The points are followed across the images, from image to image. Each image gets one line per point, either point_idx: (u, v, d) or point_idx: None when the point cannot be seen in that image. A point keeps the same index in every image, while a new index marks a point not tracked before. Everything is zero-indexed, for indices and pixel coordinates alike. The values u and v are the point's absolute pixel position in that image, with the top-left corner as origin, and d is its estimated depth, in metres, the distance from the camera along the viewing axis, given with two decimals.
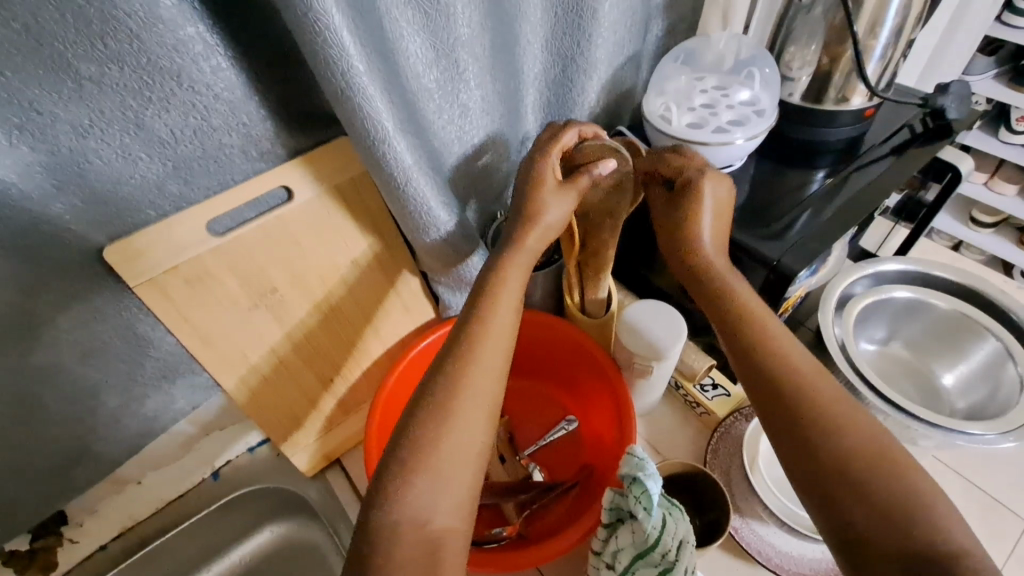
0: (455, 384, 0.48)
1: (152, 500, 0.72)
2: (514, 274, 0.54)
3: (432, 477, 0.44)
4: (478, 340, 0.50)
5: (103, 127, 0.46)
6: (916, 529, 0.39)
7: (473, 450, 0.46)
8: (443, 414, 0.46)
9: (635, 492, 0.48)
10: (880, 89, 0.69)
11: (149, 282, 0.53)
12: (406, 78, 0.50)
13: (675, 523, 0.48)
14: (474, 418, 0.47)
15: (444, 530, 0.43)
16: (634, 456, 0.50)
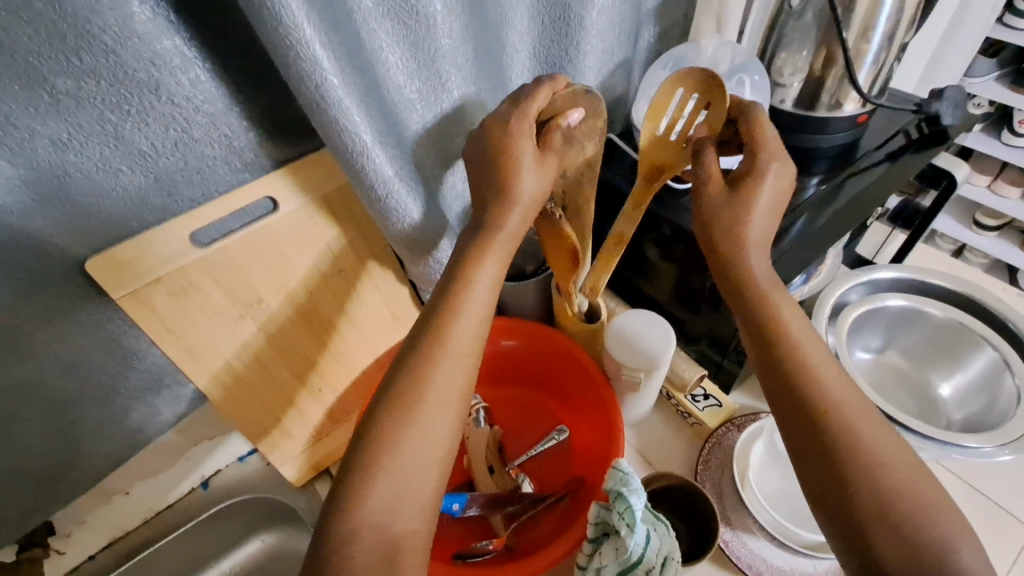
0: (430, 394, 0.47)
1: (138, 510, 0.71)
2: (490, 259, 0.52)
3: (407, 491, 0.44)
4: (452, 345, 0.49)
5: (83, 141, 0.45)
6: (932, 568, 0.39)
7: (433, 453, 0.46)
8: (427, 430, 0.46)
9: (618, 508, 0.47)
10: (874, 95, 0.68)
11: (130, 294, 0.53)
12: (387, 90, 0.50)
13: (658, 538, 0.48)
14: (440, 419, 0.47)
15: (400, 530, 0.43)
16: (619, 470, 0.49)
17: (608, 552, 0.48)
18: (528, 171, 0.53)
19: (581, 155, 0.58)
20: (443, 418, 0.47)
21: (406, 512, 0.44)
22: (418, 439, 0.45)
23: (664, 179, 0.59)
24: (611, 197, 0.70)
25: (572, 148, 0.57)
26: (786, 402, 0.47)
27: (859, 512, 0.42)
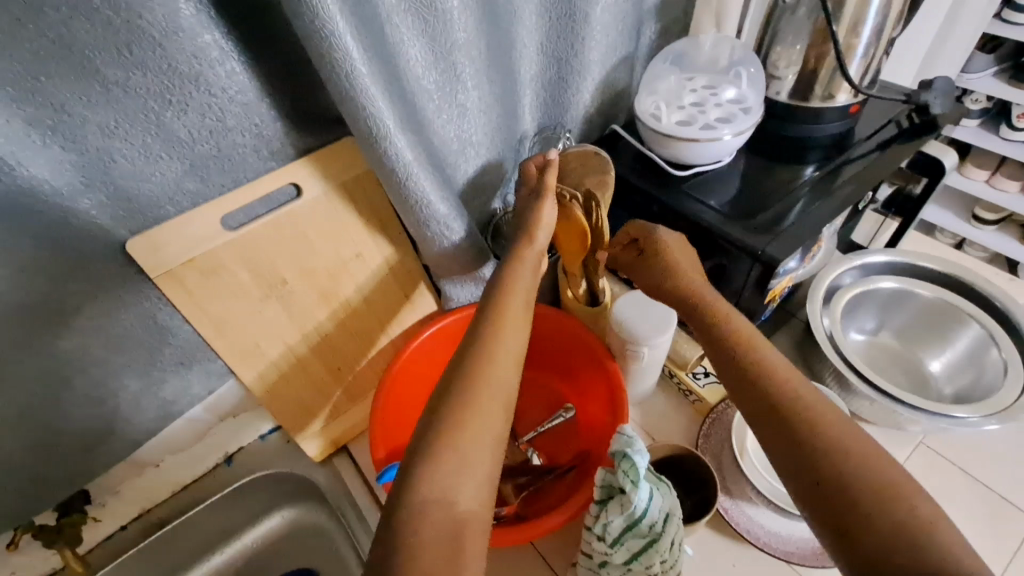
0: (481, 385, 0.50)
1: (168, 482, 0.75)
2: (527, 265, 0.59)
3: (455, 467, 0.46)
4: (496, 331, 0.54)
5: (127, 129, 0.50)
6: (912, 556, 0.40)
7: (490, 433, 0.48)
8: (477, 407, 0.49)
9: (624, 467, 0.51)
10: (865, 86, 0.72)
11: (167, 273, 0.57)
12: (407, 81, 0.54)
13: (660, 496, 0.51)
14: (495, 404, 0.50)
15: (464, 510, 0.44)
16: (624, 433, 0.52)
17: (608, 514, 0.52)
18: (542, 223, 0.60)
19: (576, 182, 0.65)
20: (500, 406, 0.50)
21: (461, 488, 0.45)
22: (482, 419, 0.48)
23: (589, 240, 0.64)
24: (616, 185, 0.73)
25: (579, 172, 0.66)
26: (769, 420, 0.50)
27: (844, 498, 0.44)
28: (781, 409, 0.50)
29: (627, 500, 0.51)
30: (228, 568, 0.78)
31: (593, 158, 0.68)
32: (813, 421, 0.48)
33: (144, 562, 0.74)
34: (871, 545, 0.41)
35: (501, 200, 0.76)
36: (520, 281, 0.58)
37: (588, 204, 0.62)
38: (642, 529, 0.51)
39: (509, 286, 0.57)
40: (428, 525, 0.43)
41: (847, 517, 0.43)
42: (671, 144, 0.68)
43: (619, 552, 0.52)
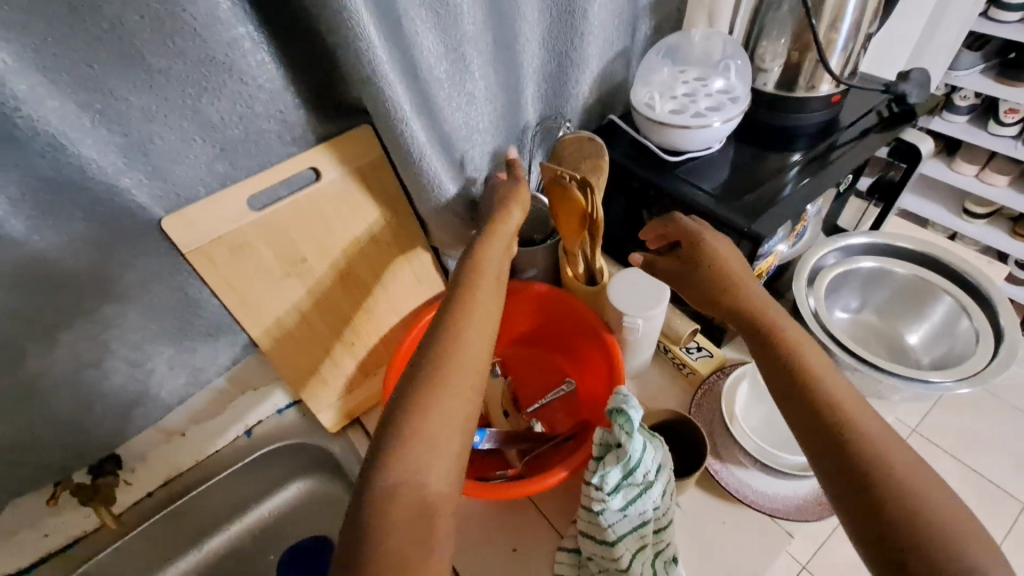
0: (450, 368, 0.53)
1: (193, 452, 0.79)
2: (496, 245, 0.64)
3: (426, 446, 0.48)
4: (463, 319, 0.57)
5: (166, 113, 0.54)
6: (946, 561, 0.41)
7: (458, 411, 0.51)
8: (444, 390, 0.51)
9: (619, 422, 0.56)
10: (845, 77, 0.76)
11: (198, 249, 0.62)
12: (421, 70, 0.58)
13: (653, 450, 0.57)
14: (463, 380, 0.53)
15: (434, 492, 0.47)
16: (620, 393, 0.58)
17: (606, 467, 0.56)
18: (515, 204, 0.68)
19: (576, 164, 0.68)
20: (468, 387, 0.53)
21: (432, 470, 0.48)
22: (448, 399, 0.51)
23: (587, 218, 0.68)
24: (614, 171, 0.78)
25: (581, 156, 0.69)
26: (806, 421, 0.51)
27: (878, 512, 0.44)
28: (821, 410, 0.50)
29: (623, 452, 0.56)
30: (249, 534, 0.83)
31: (589, 145, 0.69)
32: (852, 424, 0.49)
33: (171, 526, 0.78)
34: (911, 551, 0.42)
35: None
36: (490, 260, 0.63)
37: (583, 186, 0.65)
38: (636, 478, 0.56)
39: (478, 264, 0.62)
40: (400, 505, 0.46)
41: (882, 519, 0.44)
42: (664, 131, 0.72)
43: (616, 500, 0.56)
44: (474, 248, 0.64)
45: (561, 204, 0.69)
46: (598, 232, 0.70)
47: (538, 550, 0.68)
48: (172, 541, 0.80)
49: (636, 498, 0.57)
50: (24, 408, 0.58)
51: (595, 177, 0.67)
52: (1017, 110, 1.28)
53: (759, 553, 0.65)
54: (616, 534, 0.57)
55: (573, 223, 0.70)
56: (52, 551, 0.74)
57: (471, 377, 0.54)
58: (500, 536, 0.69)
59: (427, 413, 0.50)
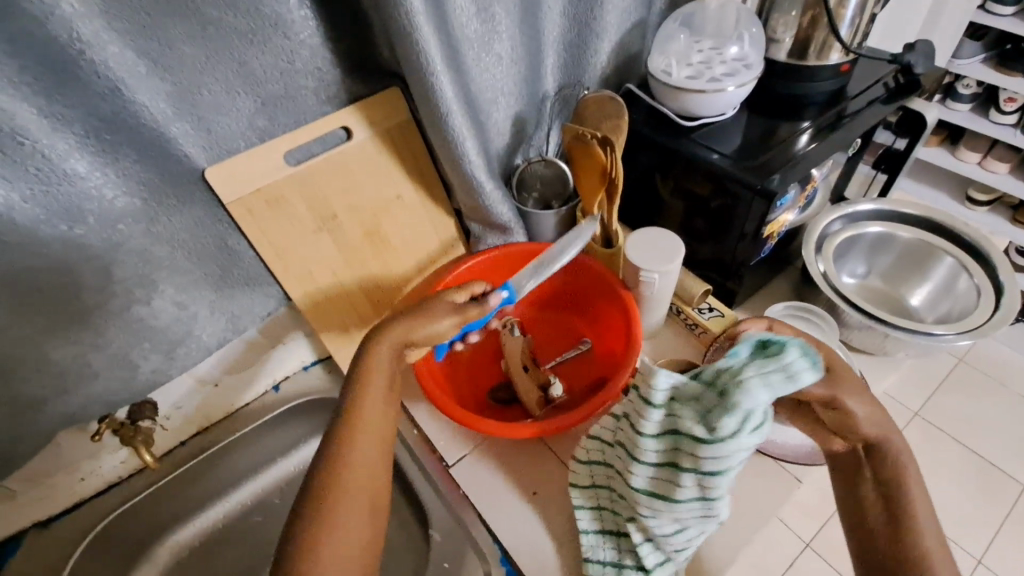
0: (343, 490, 0.53)
1: (223, 404, 0.83)
2: (381, 359, 0.60)
3: None
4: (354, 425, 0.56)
5: (214, 64, 0.58)
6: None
7: (348, 556, 0.51)
8: (337, 517, 0.51)
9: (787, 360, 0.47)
10: (855, 47, 0.79)
11: (239, 201, 0.66)
12: (454, 28, 0.61)
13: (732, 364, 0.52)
14: (354, 493, 0.53)
15: None
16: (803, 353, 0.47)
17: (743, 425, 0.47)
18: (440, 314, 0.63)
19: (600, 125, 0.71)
20: (363, 513, 0.53)
21: None
22: (344, 548, 0.51)
23: (608, 174, 0.70)
24: (633, 139, 0.81)
25: (604, 116, 0.71)
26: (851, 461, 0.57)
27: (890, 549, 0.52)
28: (880, 461, 0.55)
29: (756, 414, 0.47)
30: (273, 488, 0.85)
31: (610, 105, 0.72)
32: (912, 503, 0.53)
33: (200, 473, 0.81)
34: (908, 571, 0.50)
35: (523, 154, 0.85)
36: (378, 375, 0.59)
37: (605, 144, 0.68)
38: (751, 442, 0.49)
39: (367, 376, 0.58)
40: None
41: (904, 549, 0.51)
42: (681, 96, 0.76)
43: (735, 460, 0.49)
44: (364, 355, 0.60)
45: (585, 163, 0.71)
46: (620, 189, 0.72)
47: (557, 491, 0.71)
48: (200, 491, 0.82)
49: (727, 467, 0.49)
50: (74, 343, 0.61)
51: (619, 135, 0.70)
52: (1017, 99, 1.31)
53: (772, 497, 0.68)
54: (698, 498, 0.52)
55: (595, 182, 0.72)
56: (93, 493, 0.79)
57: (366, 497, 0.54)
58: (521, 480, 0.72)
59: (317, 554, 0.50)
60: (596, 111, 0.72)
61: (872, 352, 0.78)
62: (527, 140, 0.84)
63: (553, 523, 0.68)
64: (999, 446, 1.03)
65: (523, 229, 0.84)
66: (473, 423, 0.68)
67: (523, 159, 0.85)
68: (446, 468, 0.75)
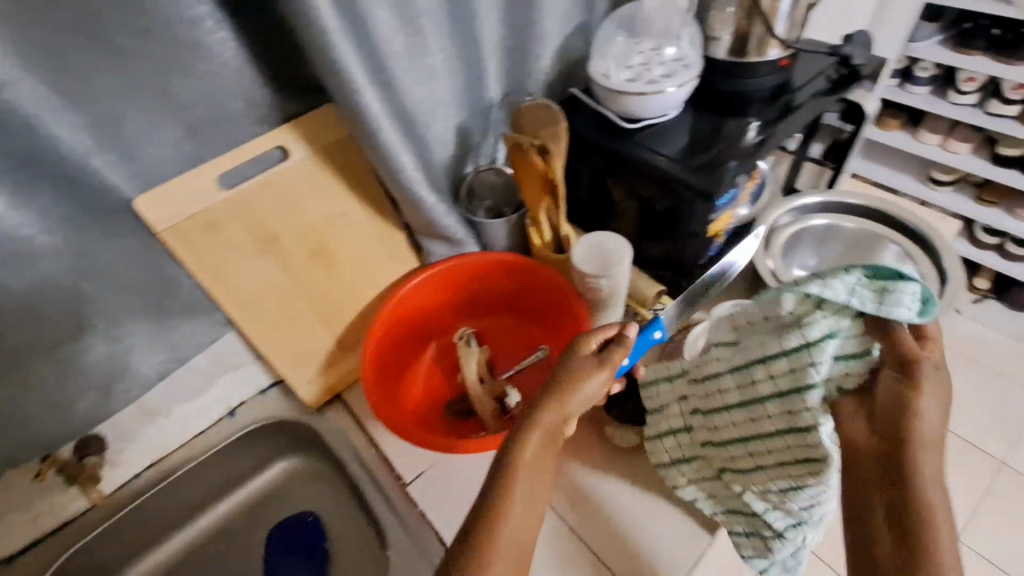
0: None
1: (177, 434, 0.80)
2: (537, 434, 0.57)
3: None
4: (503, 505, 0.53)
5: (134, 93, 0.57)
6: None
7: None
8: None
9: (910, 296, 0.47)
10: (792, 40, 0.79)
11: (170, 228, 0.64)
12: (379, 44, 0.60)
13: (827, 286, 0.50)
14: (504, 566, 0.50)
15: None
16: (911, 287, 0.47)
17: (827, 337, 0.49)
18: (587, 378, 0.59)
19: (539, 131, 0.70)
20: None
21: None
22: None
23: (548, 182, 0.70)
24: (579, 143, 0.80)
25: (542, 121, 0.70)
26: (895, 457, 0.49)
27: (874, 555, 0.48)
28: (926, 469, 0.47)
29: (849, 337, 0.50)
30: (235, 513, 0.84)
31: (547, 112, 0.70)
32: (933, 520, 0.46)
33: (154, 508, 0.79)
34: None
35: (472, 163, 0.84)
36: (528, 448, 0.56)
37: (542, 152, 0.68)
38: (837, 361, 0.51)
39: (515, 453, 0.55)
40: None
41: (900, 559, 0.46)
42: (622, 100, 0.75)
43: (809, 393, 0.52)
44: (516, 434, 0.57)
45: (526, 172, 0.71)
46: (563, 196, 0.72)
47: None
48: (160, 520, 0.80)
49: (809, 387, 0.51)
50: None
51: (559, 140, 0.68)
52: (975, 79, 1.31)
53: None
54: (806, 440, 0.52)
55: (537, 190, 0.72)
56: (41, 537, 0.73)
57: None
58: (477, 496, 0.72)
59: None
60: (535, 115, 0.71)
61: None
62: (475, 149, 0.83)
63: None
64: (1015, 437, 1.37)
65: (474, 239, 0.83)
66: (427, 442, 0.67)
67: (474, 168, 0.84)
68: (405, 488, 0.74)
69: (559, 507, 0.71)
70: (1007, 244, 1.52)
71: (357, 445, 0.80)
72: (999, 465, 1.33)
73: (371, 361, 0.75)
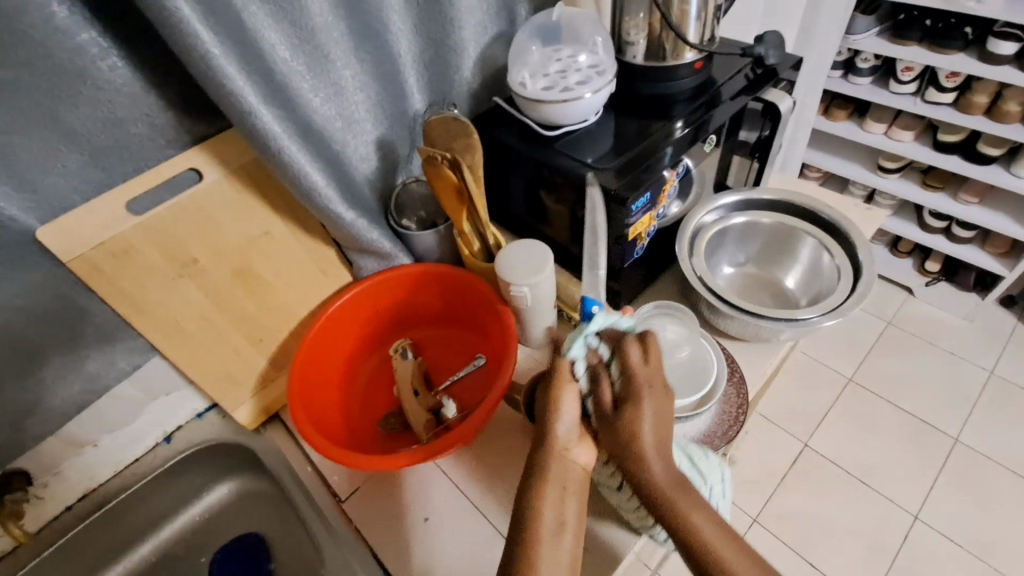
0: None
1: (110, 463, 0.80)
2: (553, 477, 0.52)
3: None
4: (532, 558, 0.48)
5: (23, 124, 0.56)
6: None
7: None
8: None
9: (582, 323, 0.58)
10: (705, 42, 0.81)
11: (79, 257, 0.63)
12: (273, 63, 0.60)
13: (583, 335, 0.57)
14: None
15: None
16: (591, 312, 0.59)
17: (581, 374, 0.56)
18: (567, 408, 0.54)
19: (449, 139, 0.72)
20: None
21: None
22: None
23: (462, 192, 0.71)
24: (504, 153, 0.80)
25: (450, 133, 0.72)
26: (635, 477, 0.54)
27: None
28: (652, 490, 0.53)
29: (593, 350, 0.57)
30: (178, 539, 0.83)
31: (454, 123, 0.72)
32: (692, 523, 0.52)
33: (89, 539, 0.78)
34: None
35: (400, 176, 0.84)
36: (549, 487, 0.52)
37: (455, 164, 0.69)
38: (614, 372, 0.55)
39: None
40: None
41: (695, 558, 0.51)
42: (540, 108, 0.75)
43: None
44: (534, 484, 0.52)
45: (440, 184, 0.71)
46: (481, 204, 0.73)
47: (447, 519, 0.71)
48: (96, 553, 0.79)
49: None
50: None
51: (472, 152, 0.71)
52: (913, 68, 1.33)
53: None
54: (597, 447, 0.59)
55: (450, 199, 0.73)
56: None
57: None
58: (411, 508, 0.72)
59: None
60: (446, 128, 0.73)
61: (755, 341, 0.80)
62: (404, 162, 0.83)
63: (443, 547, 0.69)
64: (949, 402, 1.44)
65: (404, 251, 0.83)
66: (355, 461, 0.67)
67: (404, 180, 0.84)
68: (341, 505, 0.74)
69: (495, 518, 0.70)
70: (953, 228, 1.53)
71: (293, 463, 0.79)
72: (953, 442, 1.37)
73: (301, 381, 0.75)
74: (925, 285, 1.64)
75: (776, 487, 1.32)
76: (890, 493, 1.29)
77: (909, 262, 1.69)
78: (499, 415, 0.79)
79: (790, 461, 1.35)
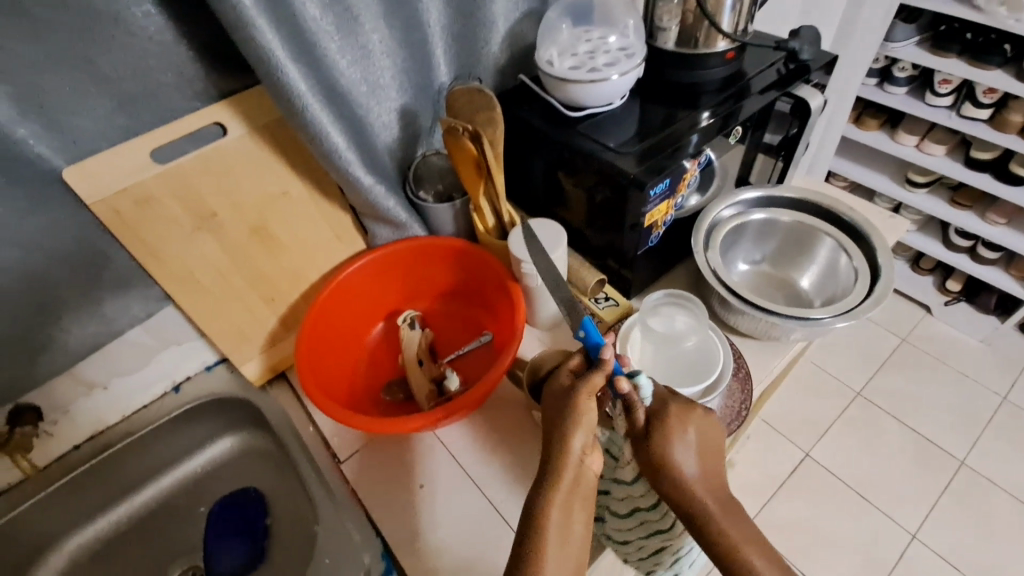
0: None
1: (116, 407, 0.81)
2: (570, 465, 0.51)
3: None
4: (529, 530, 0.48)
5: (56, 65, 0.58)
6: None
7: None
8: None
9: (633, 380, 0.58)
10: (739, 33, 0.80)
11: (101, 201, 0.63)
12: (303, 21, 0.61)
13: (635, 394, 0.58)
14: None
15: None
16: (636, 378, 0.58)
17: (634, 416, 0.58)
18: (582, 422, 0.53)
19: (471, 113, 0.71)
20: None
21: None
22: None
23: (480, 165, 0.71)
24: (526, 131, 0.80)
25: (474, 107, 0.72)
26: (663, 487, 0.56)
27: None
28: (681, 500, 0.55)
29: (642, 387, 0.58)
30: (179, 488, 0.85)
31: (478, 96, 0.72)
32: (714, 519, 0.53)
33: (93, 480, 0.80)
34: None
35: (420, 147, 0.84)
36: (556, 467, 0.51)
37: (475, 137, 0.68)
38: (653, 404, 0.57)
39: None
40: None
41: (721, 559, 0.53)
42: (566, 87, 0.75)
43: (646, 345, 0.73)
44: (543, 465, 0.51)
45: (460, 157, 0.71)
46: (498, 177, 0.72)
47: (442, 487, 0.72)
48: (98, 495, 0.81)
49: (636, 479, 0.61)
50: None
51: (493, 126, 0.70)
52: (951, 80, 1.30)
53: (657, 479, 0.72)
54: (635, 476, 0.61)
55: (468, 169, 0.73)
56: None
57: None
58: (408, 474, 0.73)
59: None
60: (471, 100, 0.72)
61: (765, 338, 0.79)
62: (425, 133, 0.83)
63: (437, 513, 0.70)
64: (959, 423, 1.41)
65: (420, 223, 0.83)
66: (355, 423, 0.68)
67: (424, 152, 0.84)
68: (338, 465, 0.75)
69: (490, 491, 0.71)
70: (979, 248, 1.50)
71: (296, 423, 0.81)
72: (959, 465, 1.34)
73: (308, 342, 0.76)
74: (944, 304, 1.61)
75: (772, 493, 1.32)
76: (890, 510, 1.28)
77: (930, 279, 1.66)
78: (501, 390, 0.80)
79: (790, 469, 1.34)
